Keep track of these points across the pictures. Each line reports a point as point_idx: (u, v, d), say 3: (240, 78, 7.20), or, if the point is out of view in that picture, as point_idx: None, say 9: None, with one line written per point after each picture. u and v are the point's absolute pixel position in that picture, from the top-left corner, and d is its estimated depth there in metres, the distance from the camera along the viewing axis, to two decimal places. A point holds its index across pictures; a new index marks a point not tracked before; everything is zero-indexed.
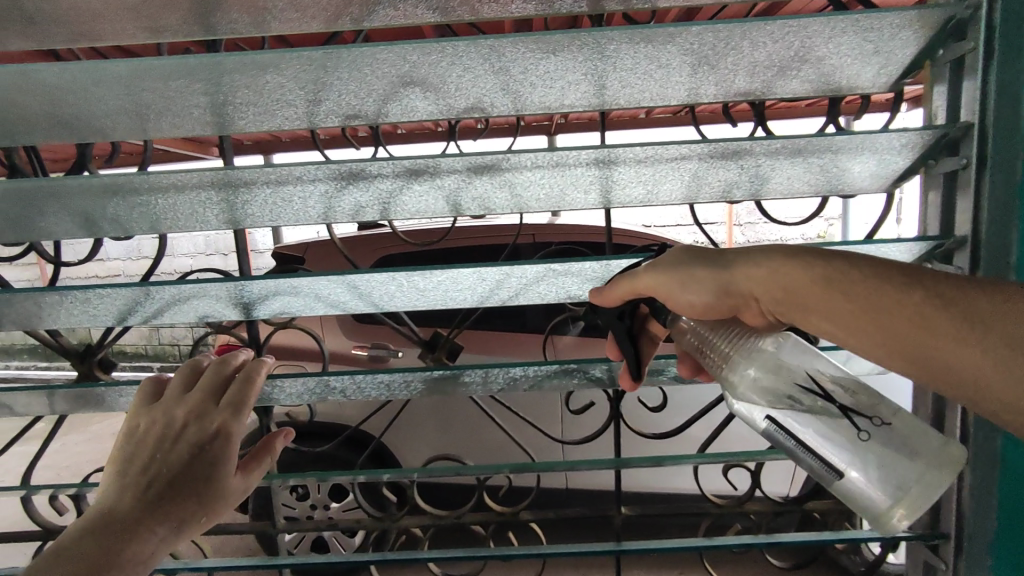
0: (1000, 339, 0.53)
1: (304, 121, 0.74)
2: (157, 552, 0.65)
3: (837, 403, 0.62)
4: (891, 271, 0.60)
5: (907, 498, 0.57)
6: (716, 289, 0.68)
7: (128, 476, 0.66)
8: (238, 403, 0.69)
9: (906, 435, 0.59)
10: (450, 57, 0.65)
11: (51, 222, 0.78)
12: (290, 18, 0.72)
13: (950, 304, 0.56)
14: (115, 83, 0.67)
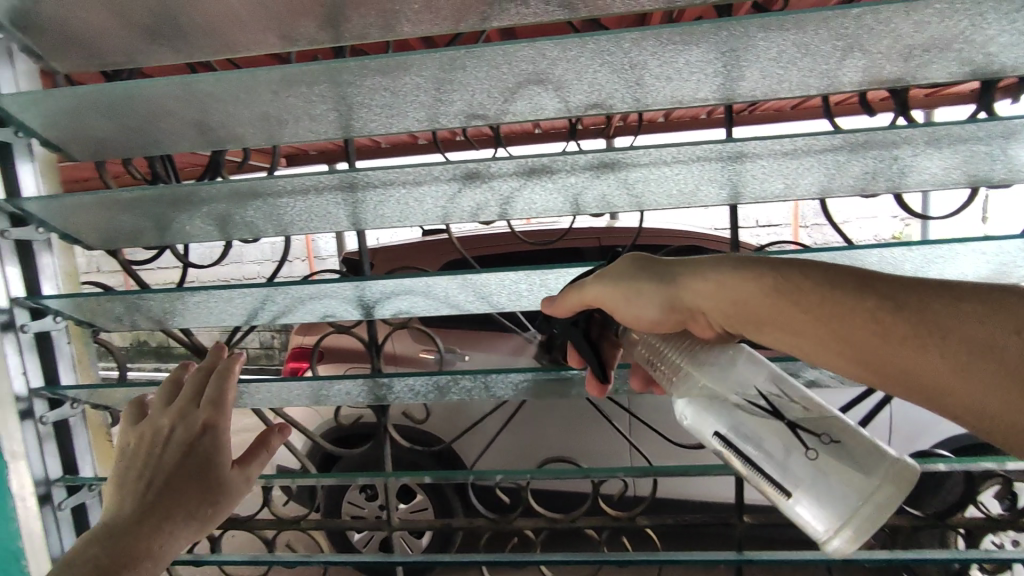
0: (956, 343, 0.53)
1: (428, 121, 0.74)
2: (177, 546, 0.70)
3: (786, 421, 0.59)
4: (843, 279, 0.58)
5: (857, 523, 0.54)
6: (663, 304, 0.64)
7: (130, 482, 0.70)
8: (217, 399, 0.73)
9: (856, 453, 0.56)
10: (591, 52, 0.64)
11: (191, 226, 0.82)
12: (418, 21, 0.73)
13: (904, 310, 0.55)
14: (263, 90, 0.70)
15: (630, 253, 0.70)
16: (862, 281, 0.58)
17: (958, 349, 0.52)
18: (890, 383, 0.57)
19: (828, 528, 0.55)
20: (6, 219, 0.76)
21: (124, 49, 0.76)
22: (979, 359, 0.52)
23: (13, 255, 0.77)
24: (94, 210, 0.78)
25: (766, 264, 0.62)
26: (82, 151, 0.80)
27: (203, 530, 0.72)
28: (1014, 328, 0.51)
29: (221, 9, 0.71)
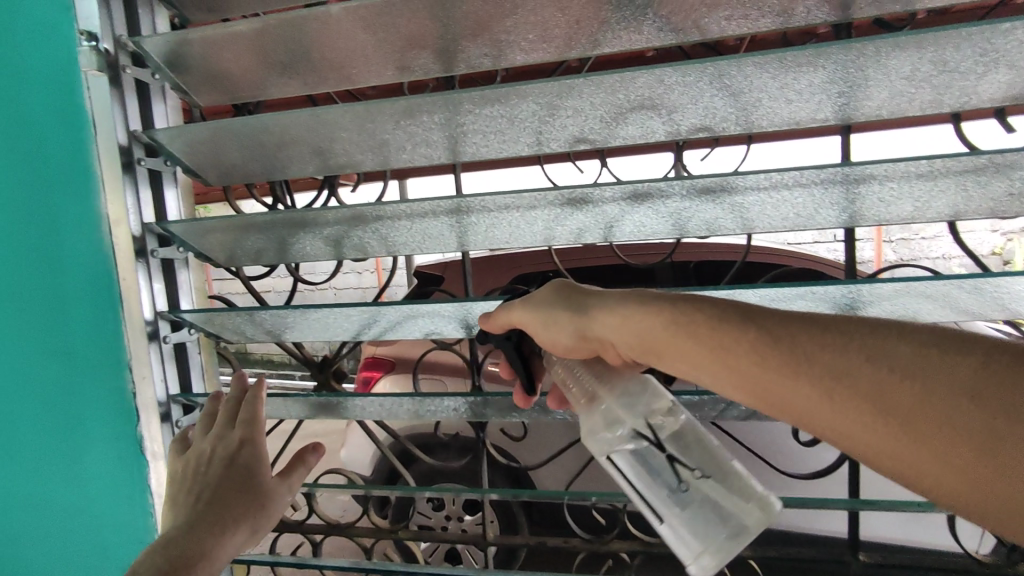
0: (834, 379, 0.53)
1: (532, 148, 0.77)
2: (228, 553, 0.73)
3: (667, 452, 0.63)
4: (732, 312, 0.59)
5: (715, 552, 0.57)
6: (574, 332, 0.67)
7: (181, 500, 0.75)
8: (251, 419, 0.79)
9: (726, 480, 0.60)
10: (710, 78, 0.63)
11: (308, 246, 0.87)
12: (529, 50, 0.75)
13: (786, 345, 0.56)
14: (382, 119, 0.74)
15: (558, 281, 0.72)
16: (752, 316, 0.59)
17: (837, 385, 0.53)
18: (776, 412, 0.57)
19: (693, 550, 0.58)
20: (155, 240, 0.83)
21: (256, 82, 0.82)
22: (859, 397, 0.51)
23: (160, 272, 0.84)
24: (219, 232, 0.84)
25: (661, 298, 0.63)
26: (216, 178, 0.87)
27: (250, 538, 0.76)
28: (890, 366, 0.51)
29: (346, 43, 0.76)
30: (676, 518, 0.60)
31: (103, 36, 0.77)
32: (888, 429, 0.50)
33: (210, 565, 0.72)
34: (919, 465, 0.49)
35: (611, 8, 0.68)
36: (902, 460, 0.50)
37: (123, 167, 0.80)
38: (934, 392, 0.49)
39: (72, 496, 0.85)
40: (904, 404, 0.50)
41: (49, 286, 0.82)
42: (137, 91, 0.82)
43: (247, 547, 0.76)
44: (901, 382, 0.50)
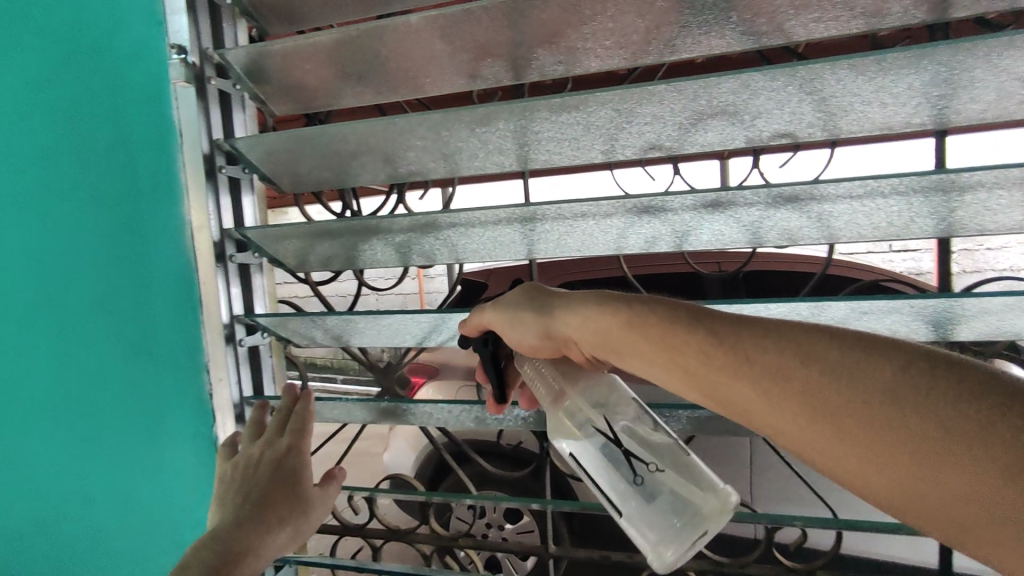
0: (770, 378, 0.49)
1: (602, 155, 0.76)
2: (271, 553, 0.74)
3: (624, 447, 0.59)
4: (685, 313, 0.57)
5: (673, 541, 0.51)
6: (538, 332, 0.67)
7: (230, 499, 0.76)
8: (300, 428, 0.81)
9: (683, 471, 0.55)
10: (799, 82, 0.61)
11: (376, 253, 0.88)
12: (604, 57, 0.75)
13: (724, 342, 0.53)
14: (455, 127, 0.74)
15: (530, 285, 0.73)
16: (697, 317, 0.56)
17: (772, 384, 0.49)
18: (720, 410, 0.54)
19: (651, 543, 0.52)
20: (233, 246, 0.86)
21: (330, 91, 0.84)
22: (794, 397, 0.48)
23: (237, 277, 0.87)
24: (292, 238, 0.85)
25: (621, 299, 0.61)
26: (289, 184, 0.89)
27: (291, 539, 0.77)
28: (821, 366, 0.47)
29: (421, 52, 0.77)
30: (633, 511, 0.55)
31: (190, 50, 0.80)
32: (823, 432, 0.46)
33: (255, 562, 0.72)
34: (857, 470, 0.45)
35: (691, 13, 0.67)
36: (853, 471, 0.45)
37: (207, 175, 0.82)
38: (864, 395, 0.44)
39: (147, 487, 0.90)
40: (837, 407, 0.45)
41: (137, 289, 0.86)
42: (220, 102, 0.84)
43: (289, 548, 0.77)
44: (835, 383, 0.46)
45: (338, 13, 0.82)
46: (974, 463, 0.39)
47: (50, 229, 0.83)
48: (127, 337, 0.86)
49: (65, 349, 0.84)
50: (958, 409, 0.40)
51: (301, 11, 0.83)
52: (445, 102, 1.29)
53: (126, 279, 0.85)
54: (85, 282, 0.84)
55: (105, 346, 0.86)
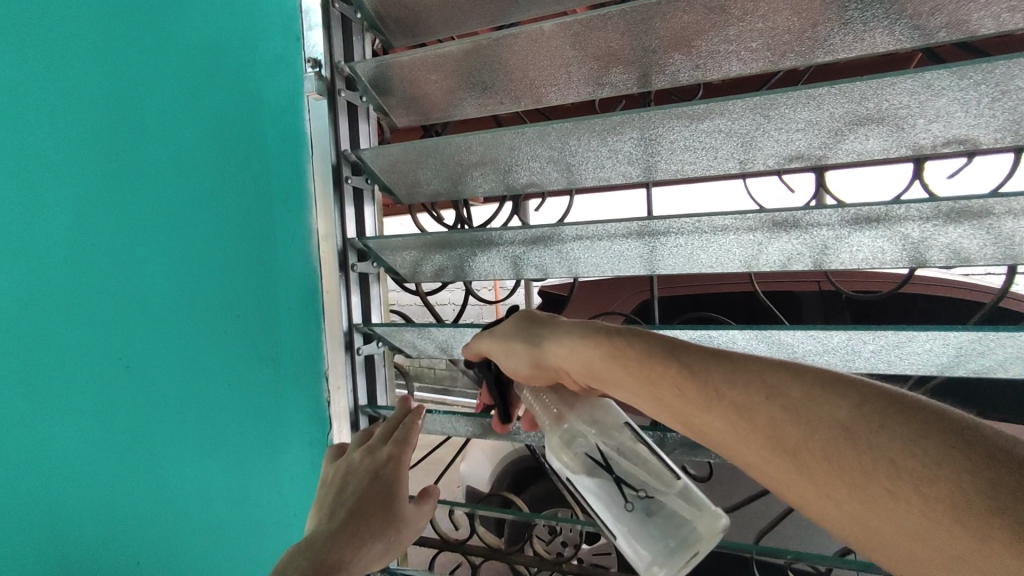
0: (736, 413, 0.47)
1: (736, 164, 0.72)
2: (362, 568, 0.71)
3: (615, 471, 0.61)
4: (661, 347, 0.54)
5: (667, 564, 0.54)
6: (530, 362, 0.65)
7: (328, 508, 0.74)
8: (403, 440, 0.79)
9: (675, 494, 0.57)
10: (993, 80, 0.53)
11: (488, 265, 0.86)
12: (747, 60, 0.70)
13: (696, 375, 0.50)
14: (583, 135, 0.71)
15: (526, 312, 0.71)
16: (672, 348, 0.54)
17: (739, 418, 0.47)
18: (692, 438, 0.52)
19: (644, 566, 0.55)
20: (355, 255, 0.87)
21: (450, 102, 0.84)
22: (758, 431, 0.46)
23: (357, 286, 0.88)
24: (407, 249, 0.86)
25: (603, 329, 0.59)
26: (406, 196, 0.90)
27: (384, 553, 0.74)
28: (785, 401, 0.44)
29: (549, 60, 0.75)
30: (624, 535, 0.57)
31: (323, 64, 0.83)
32: (785, 465, 0.44)
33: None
34: (819, 504, 0.42)
35: (856, 8, 0.61)
36: (819, 506, 0.43)
37: (334, 185, 0.84)
38: (820, 429, 0.42)
39: (256, 483, 0.93)
40: (796, 442, 0.43)
41: (261, 293, 0.92)
42: (347, 113, 0.86)
43: (379, 564, 0.73)
44: (793, 417, 0.44)
45: (461, 24, 0.82)
46: (922, 502, 0.36)
47: (196, 229, 0.82)
48: (243, 335, 0.89)
49: (206, 354, 0.84)
50: (907, 448, 0.37)
51: (425, 24, 0.83)
52: (560, 114, 1.27)
53: (251, 283, 0.90)
54: (207, 275, 0.84)
55: (224, 341, 0.87)
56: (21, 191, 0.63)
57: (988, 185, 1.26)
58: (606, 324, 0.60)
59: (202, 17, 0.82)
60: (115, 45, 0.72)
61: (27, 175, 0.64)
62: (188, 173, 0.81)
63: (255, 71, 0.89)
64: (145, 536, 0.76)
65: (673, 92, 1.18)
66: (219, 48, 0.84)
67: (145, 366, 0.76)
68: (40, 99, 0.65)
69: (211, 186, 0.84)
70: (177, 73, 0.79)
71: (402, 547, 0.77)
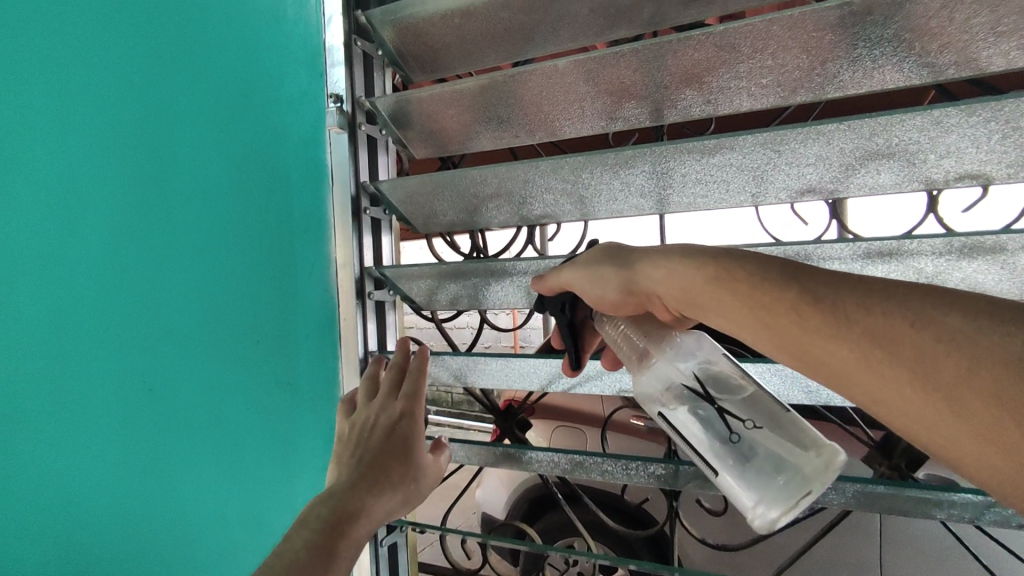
0: (870, 341, 0.43)
1: (748, 197, 0.73)
2: (382, 516, 0.71)
3: (717, 403, 0.58)
4: (777, 268, 0.51)
5: (777, 496, 0.50)
6: (620, 288, 0.62)
7: (345, 462, 0.74)
8: (414, 394, 0.78)
9: (784, 429, 0.54)
10: (1003, 117, 0.54)
11: (502, 294, 0.87)
12: (758, 95, 0.71)
13: (822, 301, 0.46)
14: (596, 169, 0.72)
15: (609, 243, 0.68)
16: (789, 272, 0.50)
17: (873, 347, 0.43)
18: (810, 372, 0.49)
19: (751, 502, 0.52)
20: (372, 283, 0.89)
21: (467, 134, 0.86)
22: (900, 365, 0.41)
23: (373, 314, 0.90)
24: (422, 278, 0.87)
25: (708, 250, 0.56)
26: (422, 225, 0.92)
27: (400, 504, 0.74)
28: (936, 331, 0.40)
29: (562, 94, 0.77)
30: (730, 468, 0.54)
31: (345, 99, 0.86)
32: (930, 403, 0.40)
33: (366, 526, 0.68)
34: (966, 449, 0.39)
35: (865, 46, 0.62)
36: (957, 445, 0.40)
37: (352, 216, 0.86)
38: (983, 366, 0.37)
39: (269, 508, 0.94)
40: (947, 378, 0.39)
41: (278, 318, 0.94)
42: (367, 146, 0.89)
43: (397, 512, 0.73)
44: (942, 351, 0.39)
45: (478, 60, 0.85)
46: None
47: (220, 257, 0.85)
48: (262, 360, 0.92)
49: (225, 377, 0.86)
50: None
51: (444, 60, 0.86)
52: (577, 147, 1.30)
53: (272, 309, 0.93)
54: (227, 298, 0.86)
55: (243, 365, 0.89)
56: (55, 223, 0.66)
57: (1008, 218, 1.25)
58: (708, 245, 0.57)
59: (232, 53, 0.86)
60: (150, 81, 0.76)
61: (62, 207, 0.67)
62: (213, 199, 0.84)
63: (279, 105, 0.93)
64: (161, 560, 0.77)
65: (688, 126, 1.20)
66: (246, 84, 0.88)
67: (167, 389, 0.78)
68: (76, 136, 0.68)
69: (237, 214, 0.88)
70: (205, 105, 0.83)
71: (417, 499, 0.77)
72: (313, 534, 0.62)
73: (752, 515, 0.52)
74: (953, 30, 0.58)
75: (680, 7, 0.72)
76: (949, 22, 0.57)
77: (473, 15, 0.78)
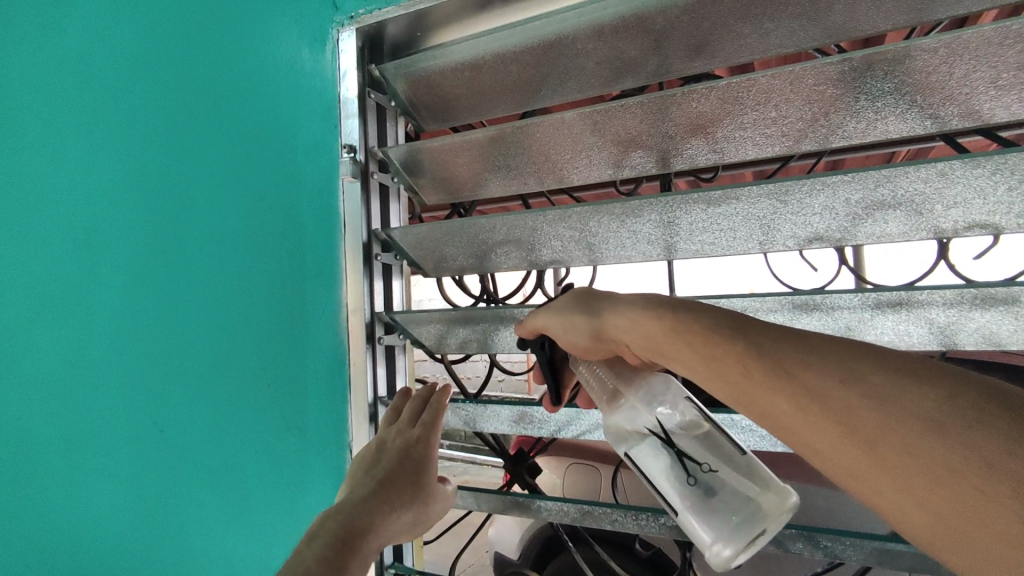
0: (806, 396, 0.45)
1: (757, 245, 0.73)
2: (389, 535, 0.71)
3: (676, 446, 0.62)
4: (726, 321, 0.52)
5: (730, 535, 0.54)
6: (590, 334, 0.67)
7: (360, 480, 0.74)
8: (431, 423, 0.77)
9: (739, 472, 0.57)
10: (1007, 170, 0.54)
11: (512, 338, 0.88)
12: (763, 144, 0.72)
13: (765, 354, 0.48)
14: (601, 218, 0.73)
15: (580, 289, 0.72)
16: (738, 324, 0.52)
17: (807, 400, 0.45)
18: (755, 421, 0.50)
19: (708, 541, 0.55)
20: (382, 328, 0.89)
21: (477, 182, 0.88)
22: (829, 418, 0.43)
23: (383, 359, 0.90)
24: (431, 323, 0.88)
25: (663, 302, 0.58)
26: (433, 269, 0.94)
27: (411, 525, 0.74)
28: (860, 386, 0.42)
29: (569, 143, 0.78)
30: (688, 509, 0.58)
31: (358, 149, 0.87)
32: (856, 455, 0.42)
33: (374, 542, 0.70)
34: (888, 498, 0.41)
35: (867, 98, 0.63)
36: (881, 495, 0.42)
37: (364, 261, 0.87)
38: (900, 423, 0.40)
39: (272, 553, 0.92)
40: (868, 432, 0.41)
41: (292, 363, 0.92)
42: (379, 193, 0.91)
43: (405, 534, 0.74)
44: (866, 406, 0.41)
45: (489, 110, 0.87)
46: (991, 494, 0.35)
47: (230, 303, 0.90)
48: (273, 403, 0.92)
49: (228, 417, 0.90)
50: (1004, 447, 0.35)
51: (454, 110, 0.89)
52: (589, 191, 1.31)
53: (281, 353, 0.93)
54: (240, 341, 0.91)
55: (257, 407, 0.91)
56: None
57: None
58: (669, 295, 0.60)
59: (247, 108, 0.91)
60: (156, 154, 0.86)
61: None
62: (227, 246, 0.91)
63: (293, 154, 0.92)
64: None
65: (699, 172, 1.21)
66: (260, 135, 0.92)
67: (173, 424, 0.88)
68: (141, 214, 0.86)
69: (251, 258, 0.91)
70: (215, 161, 0.90)
71: (428, 524, 0.76)
72: (321, 549, 0.65)
73: (709, 552, 0.55)
74: (954, 85, 0.59)
75: (685, 60, 0.74)
76: (949, 78, 0.59)
77: (482, 67, 0.81)
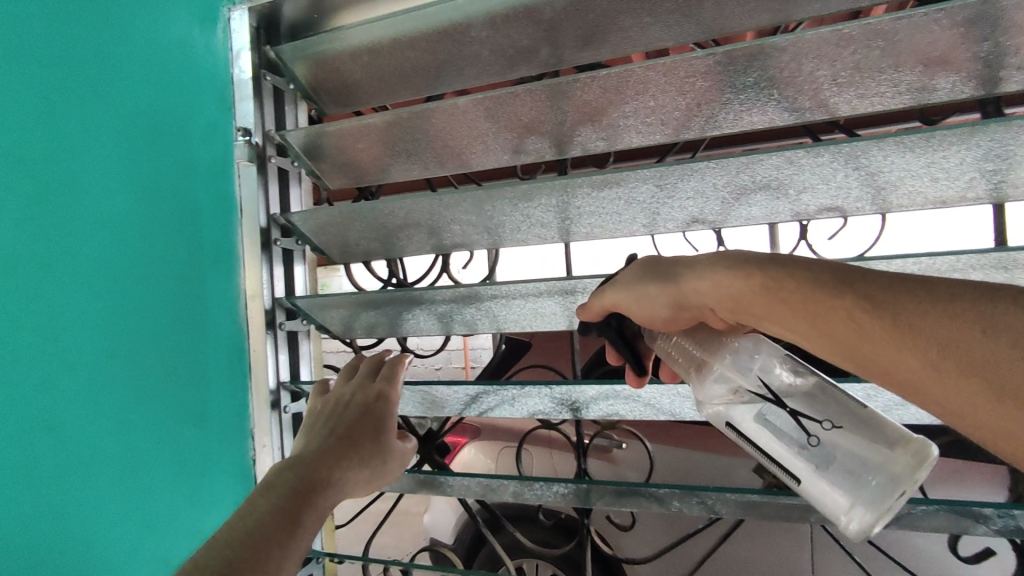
0: (937, 351, 0.45)
1: (644, 227, 0.77)
2: (346, 489, 0.68)
3: (789, 408, 0.57)
4: (833, 277, 0.52)
5: (872, 500, 0.49)
6: (670, 302, 0.63)
7: (317, 430, 0.72)
8: (389, 378, 0.79)
9: (866, 428, 0.53)
10: (845, 157, 0.60)
11: (416, 321, 0.89)
12: (647, 132, 0.76)
13: (882, 307, 0.48)
14: (489, 204, 0.76)
15: (645, 257, 0.68)
16: (846, 276, 0.51)
17: (940, 355, 0.45)
18: (878, 379, 0.51)
19: (843, 507, 0.51)
20: (284, 313, 0.91)
21: (380, 167, 0.88)
22: (969, 373, 0.44)
23: (286, 345, 0.90)
24: (336, 308, 0.88)
25: (753, 260, 0.57)
26: (338, 254, 0.93)
27: (366, 483, 0.72)
28: (1004, 338, 0.42)
29: (466, 130, 0.80)
30: (812, 474, 0.54)
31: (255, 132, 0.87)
32: (1003, 410, 0.43)
33: (332, 498, 0.66)
34: None
35: (733, 92, 0.68)
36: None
37: (263, 247, 0.88)
38: None
39: (167, 539, 0.89)
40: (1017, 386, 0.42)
41: None
42: (279, 178, 0.91)
43: (360, 492, 0.71)
44: (1011, 358, 0.42)
45: (391, 96, 0.88)
46: None
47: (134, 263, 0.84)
48: (172, 387, 0.89)
49: (129, 387, 0.84)
50: None
51: (355, 95, 0.88)
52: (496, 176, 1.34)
53: (178, 333, 0.90)
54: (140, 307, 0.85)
55: (156, 387, 0.87)
56: None
57: None
58: (750, 253, 0.58)
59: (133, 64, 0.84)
60: (49, 111, 0.75)
61: None
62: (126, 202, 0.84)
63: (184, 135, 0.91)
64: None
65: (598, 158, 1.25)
66: (153, 99, 0.87)
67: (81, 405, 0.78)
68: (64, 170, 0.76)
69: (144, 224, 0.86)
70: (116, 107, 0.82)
71: (380, 485, 0.75)
72: (279, 499, 0.61)
73: (847, 519, 0.51)
74: (803, 80, 0.65)
75: (575, 50, 0.77)
76: (799, 74, 0.65)
77: (381, 52, 0.81)
